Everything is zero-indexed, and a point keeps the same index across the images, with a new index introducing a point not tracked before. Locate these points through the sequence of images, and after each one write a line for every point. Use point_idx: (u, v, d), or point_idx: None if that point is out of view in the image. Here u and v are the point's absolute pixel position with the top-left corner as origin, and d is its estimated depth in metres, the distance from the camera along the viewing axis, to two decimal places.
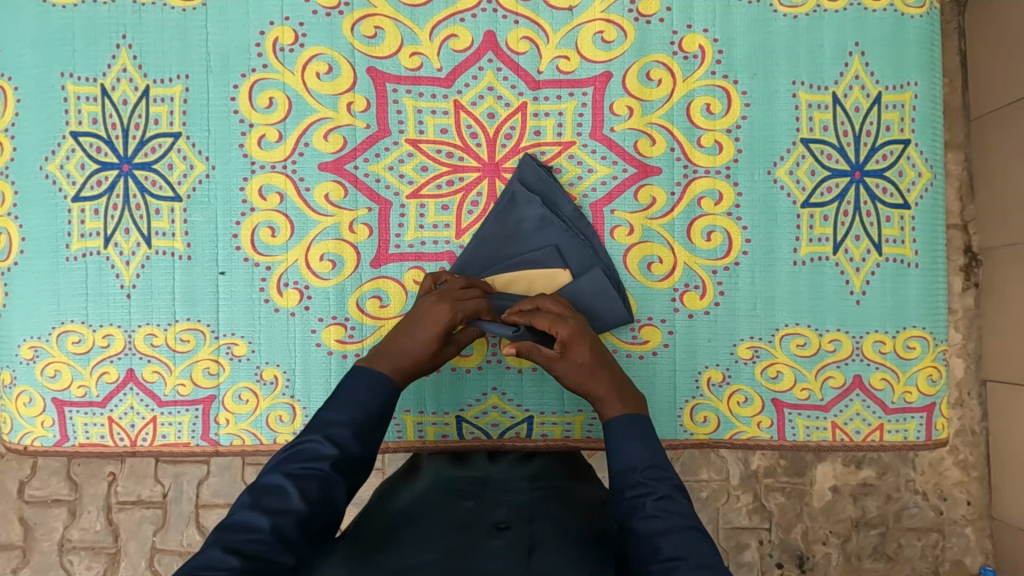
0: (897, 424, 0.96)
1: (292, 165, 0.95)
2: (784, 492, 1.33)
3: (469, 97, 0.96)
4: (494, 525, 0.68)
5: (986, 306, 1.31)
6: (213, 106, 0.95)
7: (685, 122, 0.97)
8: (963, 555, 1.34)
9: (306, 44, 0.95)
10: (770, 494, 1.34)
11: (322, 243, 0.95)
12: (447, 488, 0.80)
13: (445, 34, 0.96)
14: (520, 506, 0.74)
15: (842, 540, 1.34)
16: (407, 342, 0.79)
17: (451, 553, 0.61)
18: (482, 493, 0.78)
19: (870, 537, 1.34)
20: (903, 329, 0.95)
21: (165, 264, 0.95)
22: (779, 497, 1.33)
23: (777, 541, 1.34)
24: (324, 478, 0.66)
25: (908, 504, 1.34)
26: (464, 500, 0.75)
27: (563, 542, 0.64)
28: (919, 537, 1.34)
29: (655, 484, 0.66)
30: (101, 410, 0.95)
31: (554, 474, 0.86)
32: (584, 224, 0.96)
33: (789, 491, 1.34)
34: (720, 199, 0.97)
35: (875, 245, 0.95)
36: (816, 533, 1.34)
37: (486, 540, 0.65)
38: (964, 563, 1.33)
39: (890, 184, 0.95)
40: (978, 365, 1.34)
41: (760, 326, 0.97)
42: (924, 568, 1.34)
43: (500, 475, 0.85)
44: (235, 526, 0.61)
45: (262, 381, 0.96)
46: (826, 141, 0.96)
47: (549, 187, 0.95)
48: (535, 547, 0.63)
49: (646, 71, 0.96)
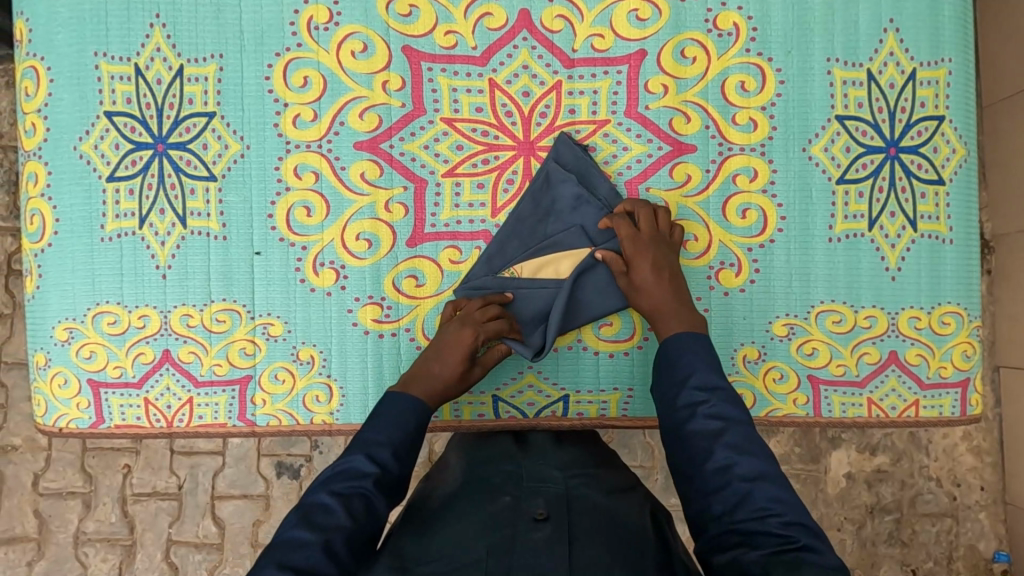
0: (932, 400, 0.96)
1: (327, 145, 0.95)
2: (800, 479, 1.40)
3: (504, 76, 0.96)
4: (533, 518, 0.71)
5: (1000, 293, 1.38)
6: (248, 85, 0.95)
7: (719, 100, 0.97)
8: (977, 540, 1.40)
9: (340, 23, 0.95)
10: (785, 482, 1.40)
11: (358, 222, 0.95)
12: (480, 482, 0.80)
13: (479, 12, 0.96)
14: (558, 497, 0.75)
15: (857, 526, 1.40)
16: (435, 365, 0.85)
17: (495, 550, 0.66)
18: (516, 486, 0.78)
19: (885, 523, 1.39)
20: (937, 305, 0.96)
21: (200, 244, 0.95)
22: (795, 483, 1.40)
23: None
24: (366, 495, 0.69)
25: (922, 490, 1.39)
26: (500, 496, 0.76)
27: (601, 539, 0.68)
28: (933, 523, 1.39)
29: (707, 394, 0.71)
30: (137, 391, 0.95)
31: (584, 460, 0.86)
32: (619, 202, 0.95)
33: (804, 478, 1.40)
34: (755, 176, 0.97)
35: (910, 221, 0.96)
36: (831, 519, 1.40)
37: (527, 534, 0.69)
38: (978, 548, 1.40)
39: (925, 161, 0.95)
40: (991, 352, 1.40)
41: (796, 303, 0.97)
42: (938, 553, 1.40)
43: (530, 463, 0.85)
44: (285, 542, 0.63)
45: (298, 361, 0.95)
46: (861, 118, 0.96)
47: (585, 166, 0.94)
48: (574, 540, 0.68)
49: (680, 49, 0.96)
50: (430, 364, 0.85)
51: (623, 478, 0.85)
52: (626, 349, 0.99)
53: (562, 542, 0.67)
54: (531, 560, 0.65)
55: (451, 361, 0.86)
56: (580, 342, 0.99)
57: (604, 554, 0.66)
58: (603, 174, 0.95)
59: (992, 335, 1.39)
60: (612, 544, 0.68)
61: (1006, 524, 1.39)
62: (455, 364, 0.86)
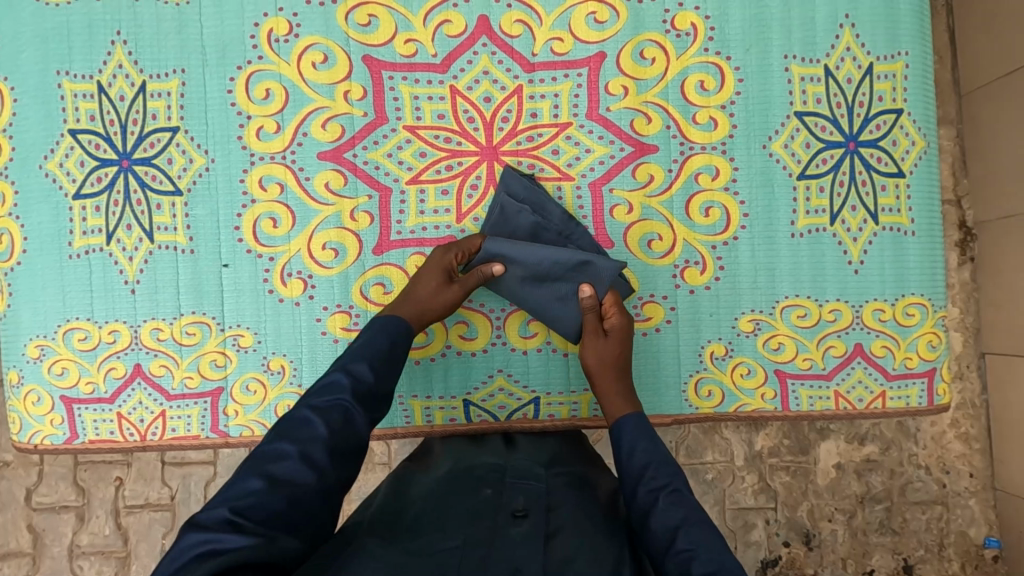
0: (899, 390, 0.97)
1: (291, 156, 0.96)
2: (789, 471, 1.35)
3: (465, 82, 0.97)
4: (512, 513, 0.71)
5: (983, 280, 1.31)
6: (211, 98, 0.95)
7: (680, 100, 0.98)
8: (967, 527, 1.35)
9: (300, 34, 0.95)
10: (775, 474, 1.35)
11: (324, 231, 0.96)
12: (466, 476, 0.81)
13: (439, 20, 0.96)
14: (539, 494, 0.75)
15: (848, 516, 1.35)
16: (419, 282, 0.89)
17: (472, 541, 0.65)
18: (500, 482, 0.79)
19: (875, 512, 1.35)
20: (901, 297, 0.97)
21: (169, 258, 0.96)
22: (785, 476, 1.35)
23: (783, 520, 1.35)
24: (345, 405, 0.70)
25: (912, 478, 1.35)
26: (481, 489, 0.76)
27: (579, 535, 0.67)
28: (924, 510, 1.35)
29: (664, 477, 0.72)
30: (110, 406, 0.96)
31: (569, 458, 0.87)
32: (575, 227, 0.95)
33: (794, 470, 1.36)
34: (717, 174, 0.98)
35: (871, 215, 0.97)
36: (822, 510, 1.35)
37: (506, 529, 0.67)
38: (968, 534, 1.35)
39: (884, 154, 0.96)
40: (976, 339, 1.34)
41: (762, 298, 0.98)
42: (928, 541, 1.35)
43: (517, 460, 0.85)
44: (264, 456, 0.64)
45: (269, 371, 0.96)
46: (820, 113, 0.97)
47: (536, 199, 0.94)
48: (550, 537, 0.67)
49: (640, 50, 0.97)
50: (414, 283, 0.89)
51: (603, 478, 0.84)
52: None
53: (538, 538, 0.66)
54: (508, 550, 0.63)
55: (433, 276, 0.89)
56: (549, 343, 1.00)
57: (582, 551, 0.64)
58: (555, 201, 0.95)
59: (977, 321, 1.33)
60: (590, 539, 0.67)
61: (996, 510, 1.34)
62: (436, 281, 0.89)
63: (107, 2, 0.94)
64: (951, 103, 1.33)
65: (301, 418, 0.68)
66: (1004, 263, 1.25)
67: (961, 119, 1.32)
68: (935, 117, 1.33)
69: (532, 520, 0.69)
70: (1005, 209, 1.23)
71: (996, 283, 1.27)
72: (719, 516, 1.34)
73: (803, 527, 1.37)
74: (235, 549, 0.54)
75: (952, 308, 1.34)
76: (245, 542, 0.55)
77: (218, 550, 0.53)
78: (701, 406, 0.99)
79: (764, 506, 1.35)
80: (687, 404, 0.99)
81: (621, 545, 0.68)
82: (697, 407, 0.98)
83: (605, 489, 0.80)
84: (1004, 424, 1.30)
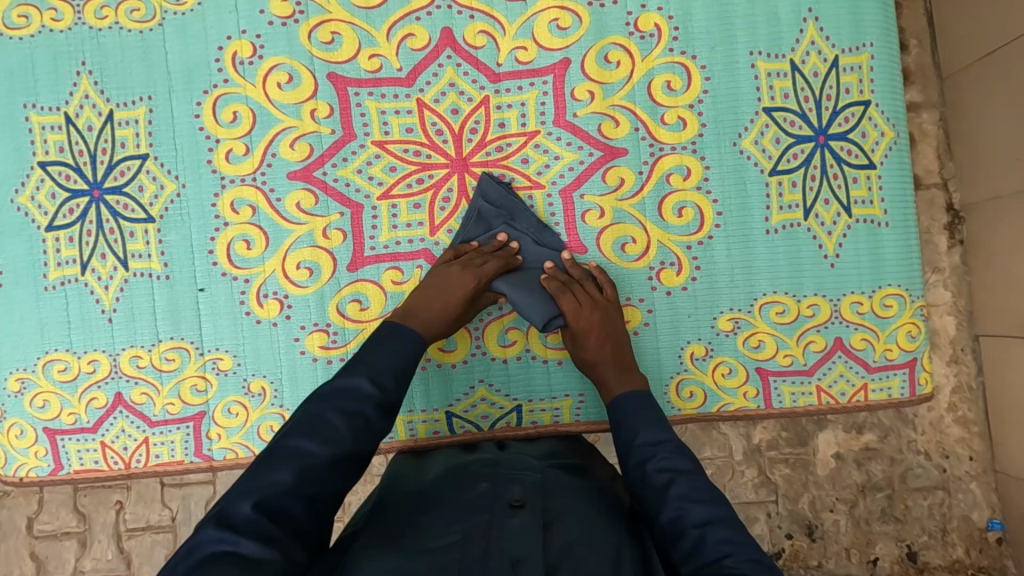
0: (881, 382, 0.97)
1: (261, 177, 0.96)
2: (789, 463, 1.35)
3: (431, 95, 0.97)
4: (510, 504, 0.69)
5: (974, 263, 1.30)
6: (179, 123, 0.96)
7: (647, 102, 0.98)
8: (971, 511, 1.34)
9: (264, 55, 0.95)
10: (775, 467, 1.35)
11: (297, 251, 0.96)
12: (461, 473, 0.80)
13: (402, 34, 0.96)
14: (537, 485, 0.75)
15: (850, 505, 1.34)
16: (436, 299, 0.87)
17: (472, 534, 0.64)
18: (497, 473, 0.78)
19: (877, 500, 1.34)
20: (879, 289, 0.96)
21: (145, 285, 0.96)
22: (785, 468, 1.35)
23: (785, 512, 1.35)
24: (363, 400, 0.70)
25: (912, 465, 1.34)
26: (479, 483, 0.75)
27: (579, 521, 0.67)
28: (925, 496, 1.34)
29: (656, 450, 0.73)
30: (92, 435, 0.96)
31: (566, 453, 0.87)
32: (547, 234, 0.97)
33: (794, 462, 1.35)
34: (688, 174, 0.98)
35: (845, 208, 0.97)
36: (824, 501, 1.35)
37: (505, 520, 0.66)
38: (972, 519, 1.34)
39: (855, 146, 0.96)
40: (971, 322, 1.34)
41: (740, 296, 0.98)
42: (932, 527, 1.35)
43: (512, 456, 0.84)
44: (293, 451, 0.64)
45: (250, 393, 0.96)
46: (788, 108, 0.97)
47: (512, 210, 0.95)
48: (549, 526, 0.66)
49: (604, 54, 0.97)
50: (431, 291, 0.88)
51: (598, 464, 0.84)
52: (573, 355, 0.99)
53: (538, 528, 0.65)
54: (508, 541, 0.62)
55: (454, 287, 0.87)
56: (529, 351, 1.00)
57: (581, 540, 0.64)
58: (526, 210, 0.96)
59: (969, 303, 1.33)
60: (587, 527, 0.66)
61: (999, 493, 1.33)
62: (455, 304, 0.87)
63: (71, 34, 0.95)
64: (933, 87, 1.32)
65: (332, 399, 0.69)
66: (994, 245, 1.24)
67: (945, 103, 1.31)
68: (916, 102, 1.32)
69: (530, 510, 0.68)
70: (991, 191, 1.22)
71: (987, 265, 1.26)
72: None
73: (806, 518, 1.36)
74: (252, 558, 0.55)
75: (943, 292, 1.34)
76: (261, 553, 0.56)
77: (235, 554, 0.55)
78: (684, 406, 0.99)
79: (766, 500, 1.35)
80: (669, 405, 0.99)
81: (619, 527, 0.68)
82: (679, 408, 0.98)
83: (602, 475, 0.81)
84: (999, 407, 1.29)
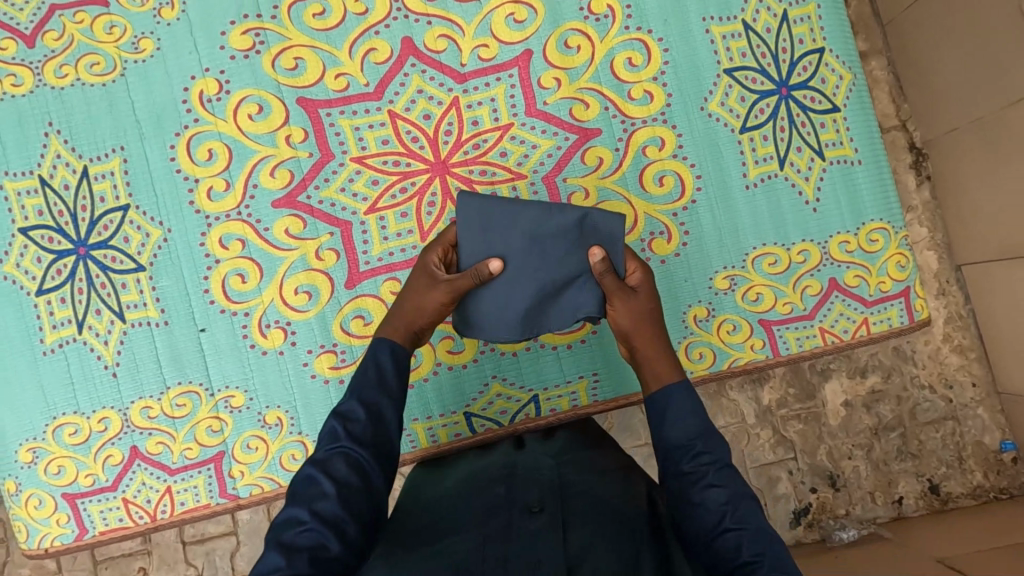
0: (879, 315, 0.99)
1: (246, 210, 0.96)
2: (801, 419, 1.37)
3: (402, 104, 0.98)
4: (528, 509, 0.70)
5: (943, 196, 1.35)
6: (155, 169, 0.95)
7: (612, 80, 1.00)
8: (982, 435, 1.38)
9: (231, 90, 0.96)
10: (788, 423, 1.37)
11: (293, 277, 0.96)
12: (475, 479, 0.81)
13: (364, 49, 0.98)
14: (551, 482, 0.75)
15: (867, 450, 1.37)
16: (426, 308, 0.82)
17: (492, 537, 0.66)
18: (511, 475, 0.79)
19: (892, 441, 1.37)
20: (863, 225, 0.99)
21: (145, 334, 0.95)
22: (798, 424, 1.37)
23: (805, 467, 1.37)
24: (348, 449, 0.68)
25: (919, 400, 1.37)
26: (494, 487, 0.76)
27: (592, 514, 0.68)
28: (937, 429, 1.37)
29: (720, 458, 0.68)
30: (113, 493, 0.95)
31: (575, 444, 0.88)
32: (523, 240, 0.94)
33: (806, 416, 1.38)
34: (663, 144, 1.00)
35: (817, 153, 0.99)
36: (841, 449, 1.37)
37: (523, 523, 0.67)
38: (984, 443, 1.38)
39: (817, 93, 0.99)
40: (950, 254, 1.38)
41: (732, 254, 1.00)
42: (949, 458, 1.38)
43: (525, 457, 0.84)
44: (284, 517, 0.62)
45: (266, 425, 0.96)
46: (747, 66, 1.00)
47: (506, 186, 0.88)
48: (569, 527, 0.67)
49: (564, 40, 0.99)
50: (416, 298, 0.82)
51: (611, 458, 0.84)
52: (581, 337, 1.00)
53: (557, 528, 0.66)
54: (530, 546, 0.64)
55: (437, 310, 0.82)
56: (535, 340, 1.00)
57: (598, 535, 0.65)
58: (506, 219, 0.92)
59: (946, 236, 1.37)
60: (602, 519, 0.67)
61: (1005, 414, 1.37)
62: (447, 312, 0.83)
63: (33, 97, 0.94)
64: (876, 34, 1.37)
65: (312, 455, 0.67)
66: (959, 176, 1.29)
67: (890, 47, 1.36)
68: (864, 51, 1.37)
69: (551, 513, 0.69)
70: (948, 125, 1.27)
71: (955, 196, 1.31)
72: (746, 477, 1.35)
73: (826, 470, 1.38)
74: None
75: (920, 228, 1.38)
76: None
77: None
78: (695, 368, 1.00)
79: (785, 458, 1.37)
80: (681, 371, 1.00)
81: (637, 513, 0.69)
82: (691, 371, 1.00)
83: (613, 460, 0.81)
84: (991, 330, 1.33)
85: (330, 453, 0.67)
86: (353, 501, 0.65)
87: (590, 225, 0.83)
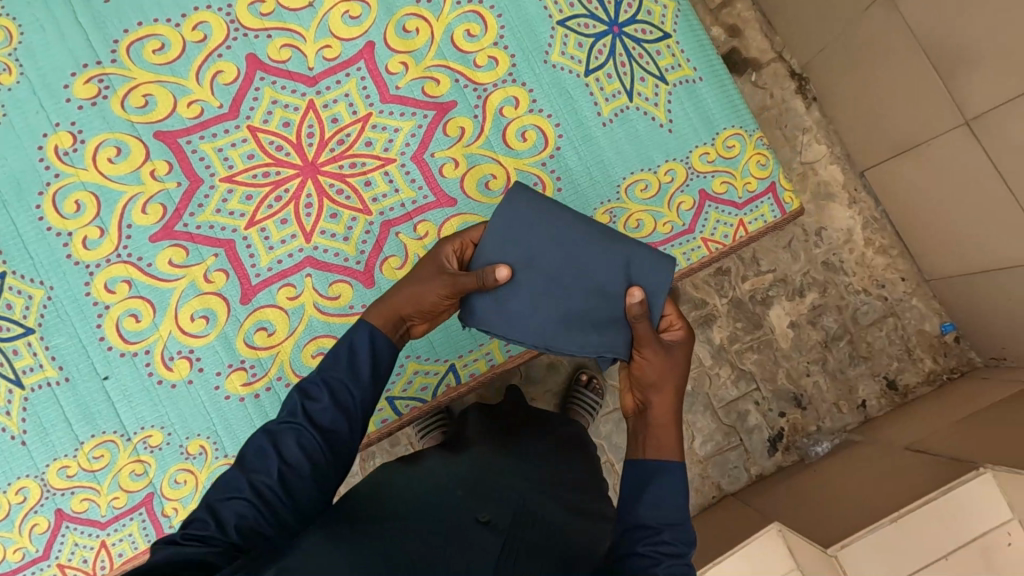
0: (753, 214, 1.05)
1: (124, 250, 0.96)
2: (754, 349, 1.44)
3: (258, 117, 1.01)
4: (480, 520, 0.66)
5: (832, 112, 1.45)
6: (25, 231, 0.95)
7: (456, 53, 1.04)
8: (923, 324, 1.45)
9: (85, 138, 0.97)
10: (743, 356, 1.43)
11: (186, 304, 0.97)
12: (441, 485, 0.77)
13: (210, 73, 1.00)
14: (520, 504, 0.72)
15: (822, 363, 1.43)
16: (417, 303, 0.80)
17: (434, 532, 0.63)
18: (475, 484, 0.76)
19: (842, 349, 1.43)
20: (717, 134, 1.05)
21: (46, 396, 0.94)
22: (753, 354, 1.44)
23: (769, 394, 1.43)
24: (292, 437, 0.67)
25: (858, 305, 1.44)
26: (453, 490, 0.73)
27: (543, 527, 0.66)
28: (880, 327, 1.44)
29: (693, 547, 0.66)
30: (46, 562, 0.93)
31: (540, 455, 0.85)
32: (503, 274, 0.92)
33: (758, 345, 1.44)
34: (517, 103, 1.05)
35: (659, 78, 1.05)
36: (797, 368, 1.43)
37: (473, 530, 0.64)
38: (927, 330, 1.44)
39: (646, 25, 1.06)
40: (852, 164, 1.47)
41: (604, 189, 1.04)
42: (898, 352, 1.44)
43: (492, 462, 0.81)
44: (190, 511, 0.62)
45: (191, 456, 0.95)
46: (578, 14, 1.05)
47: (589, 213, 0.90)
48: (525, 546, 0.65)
49: (402, 26, 1.04)
50: (418, 287, 0.79)
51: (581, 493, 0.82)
52: None
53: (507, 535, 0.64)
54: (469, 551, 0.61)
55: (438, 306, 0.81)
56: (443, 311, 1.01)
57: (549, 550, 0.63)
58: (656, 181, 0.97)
59: (845, 148, 1.47)
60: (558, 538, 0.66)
61: (939, 299, 1.44)
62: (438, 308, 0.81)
63: None
64: None
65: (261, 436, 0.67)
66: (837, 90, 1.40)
67: None
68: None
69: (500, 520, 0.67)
70: (816, 46, 1.38)
71: (841, 110, 1.41)
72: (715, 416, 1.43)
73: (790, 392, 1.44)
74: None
75: (818, 146, 1.47)
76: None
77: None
78: None
79: (748, 390, 1.44)
80: None
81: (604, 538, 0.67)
82: None
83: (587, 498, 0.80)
84: (904, 223, 1.41)
85: (290, 431, 0.66)
86: (294, 479, 0.65)
87: (638, 270, 0.84)
